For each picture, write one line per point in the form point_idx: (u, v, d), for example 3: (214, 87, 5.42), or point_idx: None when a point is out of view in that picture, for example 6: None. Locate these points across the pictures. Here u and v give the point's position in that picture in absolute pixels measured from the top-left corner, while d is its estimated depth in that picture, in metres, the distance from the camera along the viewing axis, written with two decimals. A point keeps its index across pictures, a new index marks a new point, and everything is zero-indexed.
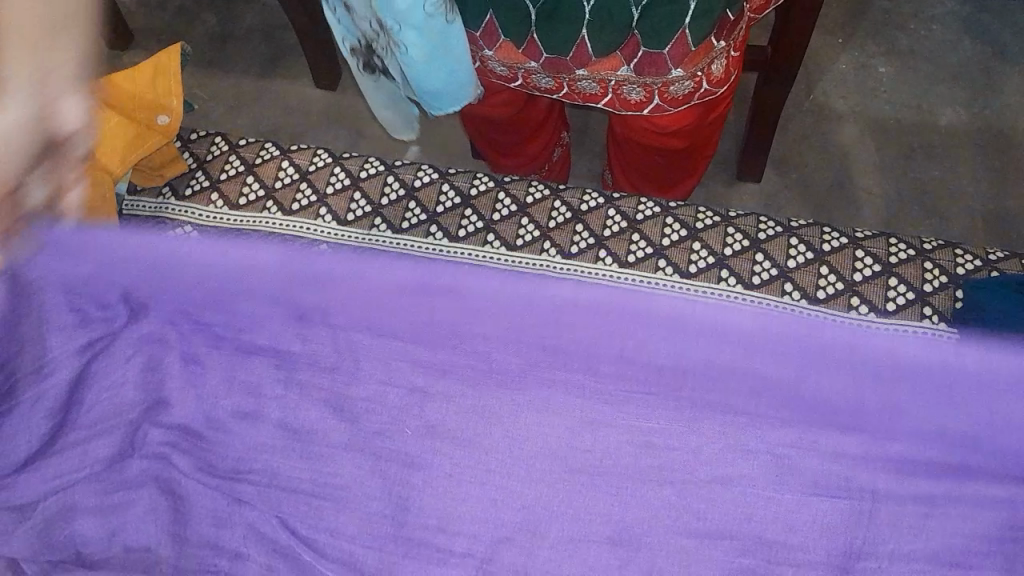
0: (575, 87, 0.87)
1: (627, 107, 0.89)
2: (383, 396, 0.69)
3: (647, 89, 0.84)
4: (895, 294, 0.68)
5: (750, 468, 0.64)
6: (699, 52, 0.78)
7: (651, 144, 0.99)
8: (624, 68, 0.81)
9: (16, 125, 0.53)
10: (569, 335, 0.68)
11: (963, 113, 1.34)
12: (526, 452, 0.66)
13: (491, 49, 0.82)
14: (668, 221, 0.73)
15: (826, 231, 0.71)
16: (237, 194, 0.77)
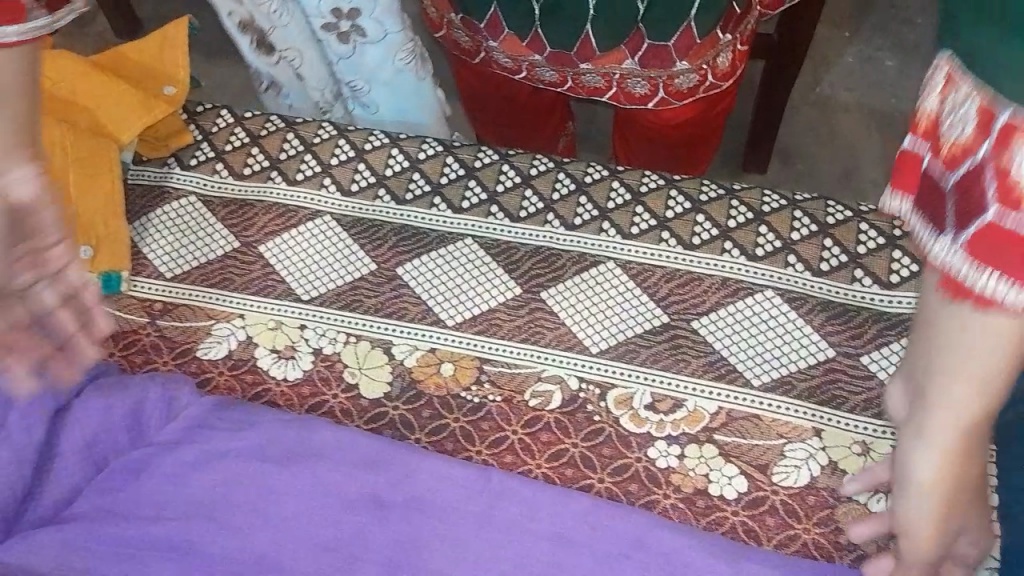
0: (579, 81, 0.85)
1: (632, 101, 0.87)
2: (385, 361, 0.67)
3: (652, 82, 0.83)
4: (899, 266, 0.67)
5: (761, 435, 0.62)
6: (704, 45, 0.79)
7: (653, 133, 0.99)
8: (629, 62, 0.80)
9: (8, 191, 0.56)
10: (573, 306, 0.68)
11: None
12: (531, 419, 0.64)
13: (495, 39, 0.82)
14: (672, 194, 0.73)
15: (831, 205, 0.71)
16: (242, 165, 0.78)
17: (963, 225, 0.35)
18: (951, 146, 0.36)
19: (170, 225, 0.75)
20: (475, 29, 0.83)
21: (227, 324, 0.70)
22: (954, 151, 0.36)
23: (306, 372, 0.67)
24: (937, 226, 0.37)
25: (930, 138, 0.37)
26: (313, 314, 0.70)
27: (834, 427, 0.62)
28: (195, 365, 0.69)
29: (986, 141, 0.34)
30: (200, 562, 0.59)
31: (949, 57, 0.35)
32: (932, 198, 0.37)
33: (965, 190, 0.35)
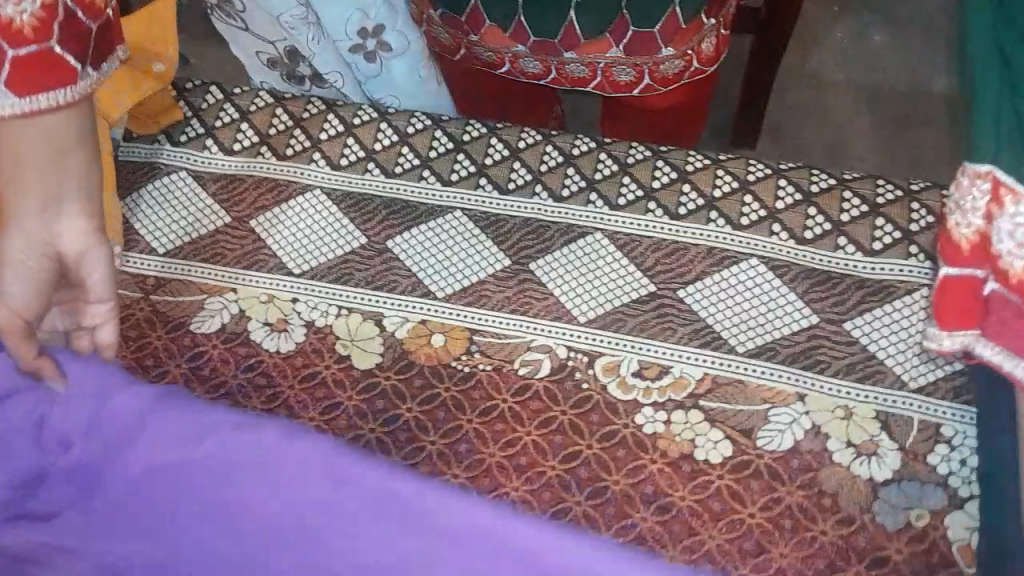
0: (563, 71, 0.86)
1: (617, 89, 0.88)
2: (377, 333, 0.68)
3: (637, 70, 0.83)
4: (882, 234, 0.68)
5: (747, 401, 0.63)
6: (689, 30, 0.79)
7: (640, 107, 0.98)
8: (614, 50, 0.80)
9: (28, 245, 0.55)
10: (564, 278, 0.69)
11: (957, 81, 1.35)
12: (521, 387, 0.65)
13: (477, 33, 0.83)
14: (658, 165, 0.73)
15: (814, 173, 0.72)
16: (232, 140, 0.78)
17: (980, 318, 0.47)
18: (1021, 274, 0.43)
19: (161, 199, 0.76)
20: (458, 24, 0.83)
21: (219, 298, 0.71)
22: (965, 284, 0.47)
23: (297, 343, 0.68)
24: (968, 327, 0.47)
25: (955, 253, 0.46)
26: (303, 287, 0.70)
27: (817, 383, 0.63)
28: (186, 339, 0.69)
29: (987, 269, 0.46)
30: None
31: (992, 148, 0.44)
32: (1003, 324, 0.45)
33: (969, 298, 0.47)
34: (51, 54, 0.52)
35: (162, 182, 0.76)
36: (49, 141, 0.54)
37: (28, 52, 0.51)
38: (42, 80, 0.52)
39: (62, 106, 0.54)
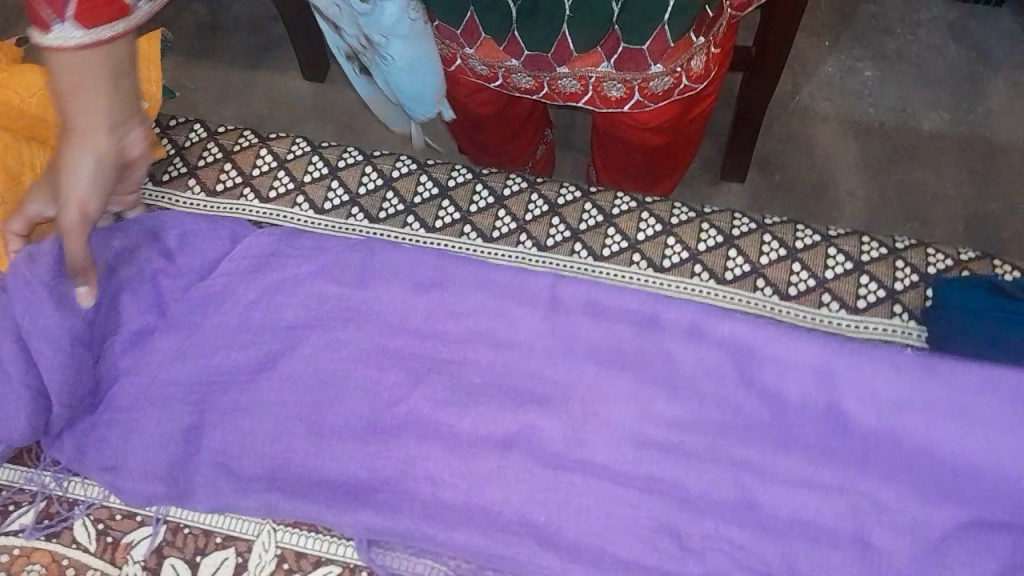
0: (555, 86, 0.86)
1: (608, 104, 0.89)
2: (356, 384, 0.67)
3: (628, 86, 0.84)
4: (866, 291, 0.68)
5: (735, 464, 0.62)
6: (677, 49, 0.78)
7: (629, 140, 0.99)
8: (605, 65, 0.81)
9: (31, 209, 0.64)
10: (548, 329, 0.67)
11: (945, 116, 1.36)
12: (504, 446, 0.64)
13: (471, 45, 0.82)
14: (644, 216, 0.73)
15: (800, 228, 0.71)
16: (215, 181, 0.77)
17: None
18: None
19: None
20: (451, 35, 0.83)
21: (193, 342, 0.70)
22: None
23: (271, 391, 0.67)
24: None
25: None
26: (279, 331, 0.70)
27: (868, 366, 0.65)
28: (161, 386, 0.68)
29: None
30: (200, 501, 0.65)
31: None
32: None
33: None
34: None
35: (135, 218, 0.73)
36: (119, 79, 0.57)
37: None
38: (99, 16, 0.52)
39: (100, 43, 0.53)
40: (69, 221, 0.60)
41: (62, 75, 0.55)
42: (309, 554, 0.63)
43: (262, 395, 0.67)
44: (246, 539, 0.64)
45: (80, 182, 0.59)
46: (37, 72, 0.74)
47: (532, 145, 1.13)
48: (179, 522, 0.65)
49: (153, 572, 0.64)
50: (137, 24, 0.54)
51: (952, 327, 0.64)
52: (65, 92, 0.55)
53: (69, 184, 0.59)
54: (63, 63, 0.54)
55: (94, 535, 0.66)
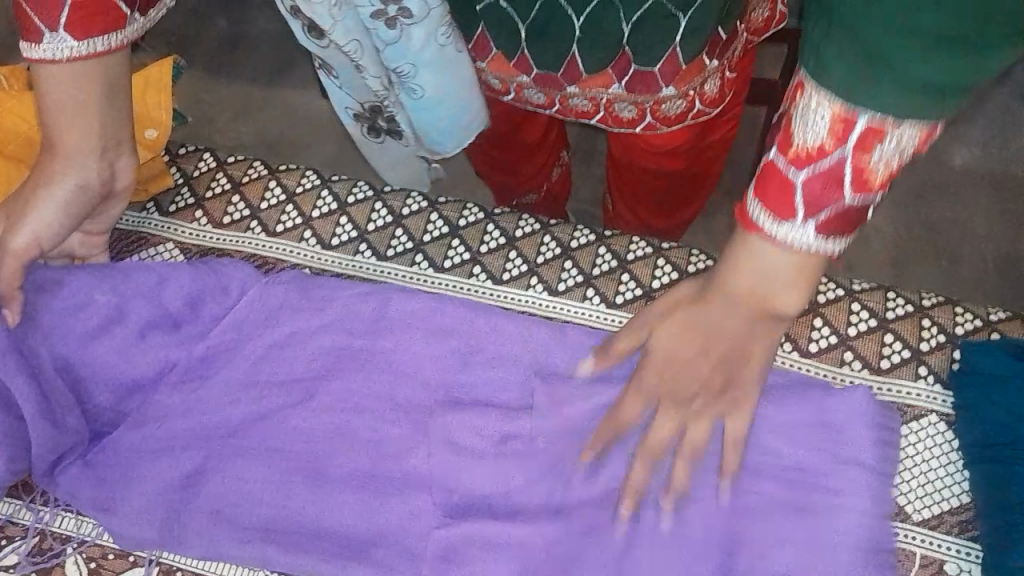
0: (566, 104, 0.84)
1: (620, 124, 0.86)
2: (355, 431, 0.65)
3: (640, 108, 0.82)
4: (890, 351, 0.65)
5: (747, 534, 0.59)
6: (689, 71, 0.76)
7: (646, 167, 0.96)
8: (615, 86, 0.79)
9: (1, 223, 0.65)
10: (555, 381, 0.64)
11: (977, 153, 1.32)
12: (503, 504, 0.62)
13: (482, 58, 0.80)
14: (659, 263, 0.70)
15: (822, 282, 0.69)
16: (221, 213, 0.76)
17: (818, 212, 0.48)
18: (806, 150, 0.46)
19: None
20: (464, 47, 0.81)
21: None
22: (830, 198, 0.47)
23: None
24: (779, 219, 0.49)
25: (781, 148, 0.48)
26: None
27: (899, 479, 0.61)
28: None
29: (845, 147, 0.45)
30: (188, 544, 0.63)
31: (805, 79, 0.45)
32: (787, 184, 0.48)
33: (820, 183, 0.47)
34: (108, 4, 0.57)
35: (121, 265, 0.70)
36: (112, 98, 0.63)
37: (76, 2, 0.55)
38: (94, 28, 0.57)
39: (109, 49, 0.59)
40: (19, 247, 0.64)
41: (52, 94, 0.60)
42: None
43: (262, 437, 0.65)
44: None
45: (43, 209, 0.64)
46: None
47: (548, 166, 1.10)
48: (171, 564, 0.64)
49: None
50: (131, 40, 0.60)
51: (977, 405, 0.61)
52: (60, 108, 0.61)
53: (33, 198, 0.64)
54: (52, 78, 0.59)
55: (85, 574, 0.64)
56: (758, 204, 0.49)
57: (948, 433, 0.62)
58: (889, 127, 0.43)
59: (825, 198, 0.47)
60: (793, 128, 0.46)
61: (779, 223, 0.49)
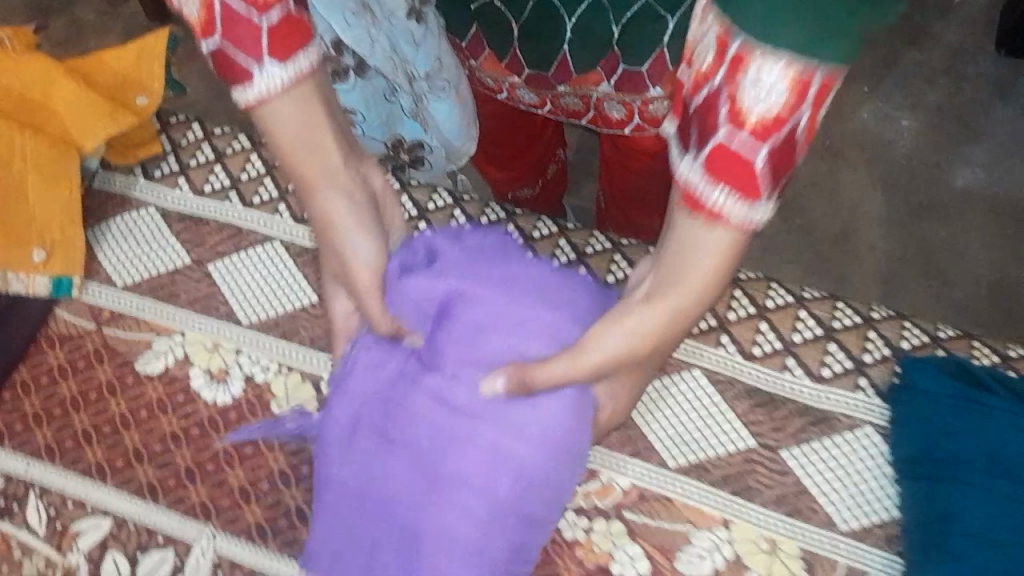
0: (558, 103, 0.82)
1: (609, 124, 0.84)
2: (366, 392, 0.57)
3: (628, 107, 0.78)
4: (833, 360, 0.66)
5: (671, 538, 0.61)
6: None
7: (633, 166, 0.96)
8: (605, 84, 0.76)
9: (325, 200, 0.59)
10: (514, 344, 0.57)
11: (984, 173, 1.31)
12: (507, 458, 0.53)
13: (475, 58, 0.80)
14: (616, 259, 0.72)
15: (773, 287, 0.70)
16: (202, 181, 0.79)
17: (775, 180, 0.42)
18: (758, 122, 0.40)
19: (126, 234, 0.78)
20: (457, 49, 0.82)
21: (166, 339, 0.73)
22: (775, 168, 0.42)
23: (234, 398, 0.70)
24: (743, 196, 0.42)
25: (731, 126, 0.41)
26: (248, 338, 0.72)
27: (821, 488, 0.62)
28: (130, 377, 0.72)
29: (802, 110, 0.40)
30: (180, 518, 0.66)
31: (746, 52, 0.39)
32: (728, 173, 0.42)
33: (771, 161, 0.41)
34: (290, 19, 0.52)
35: (135, 249, 0.77)
36: (308, 127, 0.56)
37: (276, 17, 0.51)
38: (290, 47, 0.52)
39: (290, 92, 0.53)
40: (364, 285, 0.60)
41: (277, 135, 0.56)
42: (244, 564, 0.64)
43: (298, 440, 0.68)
44: (187, 542, 0.65)
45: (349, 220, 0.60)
46: (38, 62, 0.77)
47: (546, 159, 1.11)
48: (125, 516, 0.67)
49: (95, 563, 0.65)
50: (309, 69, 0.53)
51: (968, 429, 0.60)
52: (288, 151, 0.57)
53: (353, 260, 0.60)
54: (271, 121, 0.55)
55: (44, 519, 0.67)
56: (713, 185, 0.43)
57: (882, 444, 0.63)
58: (818, 76, 0.38)
59: (782, 162, 0.42)
60: (740, 102, 0.40)
61: (745, 203, 0.42)
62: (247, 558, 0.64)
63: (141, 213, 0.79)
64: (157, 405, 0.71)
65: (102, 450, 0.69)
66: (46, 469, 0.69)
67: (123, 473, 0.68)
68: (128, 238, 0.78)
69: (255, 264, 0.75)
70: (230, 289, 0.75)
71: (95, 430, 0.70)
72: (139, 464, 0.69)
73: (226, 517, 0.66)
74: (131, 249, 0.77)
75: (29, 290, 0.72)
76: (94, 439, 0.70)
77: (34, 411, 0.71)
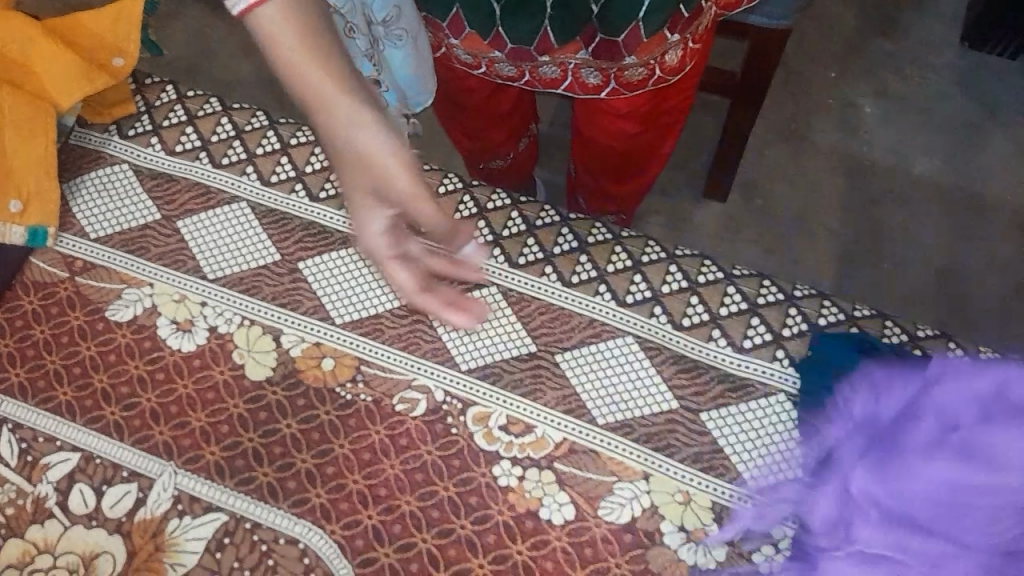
0: (536, 73, 0.87)
1: (586, 90, 0.88)
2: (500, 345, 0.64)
3: (604, 73, 0.84)
4: (754, 333, 0.72)
5: (596, 487, 0.67)
6: (652, 42, 0.78)
7: (598, 141, 1.00)
8: (583, 52, 0.81)
9: (355, 131, 0.56)
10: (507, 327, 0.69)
11: (939, 162, 1.37)
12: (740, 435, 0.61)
13: (456, 37, 0.83)
14: (563, 232, 0.77)
15: (706, 264, 0.75)
16: (175, 142, 0.83)
17: None
18: None
19: (100, 189, 0.82)
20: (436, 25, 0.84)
21: (136, 289, 0.77)
22: None
23: (199, 346, 0.75)
24: None
25: None
26: (214, 293, 0.77)
27: (734, 449, 0.68)
28: (101, 324, 0.76)
29: None
30: (145, 454, 0.71)
31: None
32: None
33: None
34: None
35: (108, 203, 0.81)
36: (308, 41, 0.54)
37: None
38: None
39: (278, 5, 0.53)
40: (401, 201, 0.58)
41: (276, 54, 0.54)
42: (202, 499, 0.69)
43: (257, 388, 0.73)
44: (150, 477, 0.70)
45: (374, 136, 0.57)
46: (19, 19, 0.80)
47: (517, 134, 1.14)
48: (93, 452, 0.71)
49: (63, 494, 0.70)
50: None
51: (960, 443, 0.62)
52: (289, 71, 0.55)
53: (374, 157, 0.57)
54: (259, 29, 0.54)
55: (16, 453, 0.72)
56: None
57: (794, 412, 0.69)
58: None
59: None
60: None
61: None
62: (205, 494, 0.69)
63: (115, 169, 0.83)
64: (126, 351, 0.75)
65: (72, 390, 0.74)
66: (20, 405, 0.74)
67: (92, 413, 0.73)
68: (101, 193, 0.82)
69: (222, 223, 0.80)
70: (199, 246, 0.79)
71: (66, 371, 0.75)
72: (108, 404, 0.73)
73: (187, 456, 0.71)
74: (104, 203, 0.81)
75: (4, 238, 0.77)
76: (65, 380, 0.74)
77: (8, 351, 0.76)
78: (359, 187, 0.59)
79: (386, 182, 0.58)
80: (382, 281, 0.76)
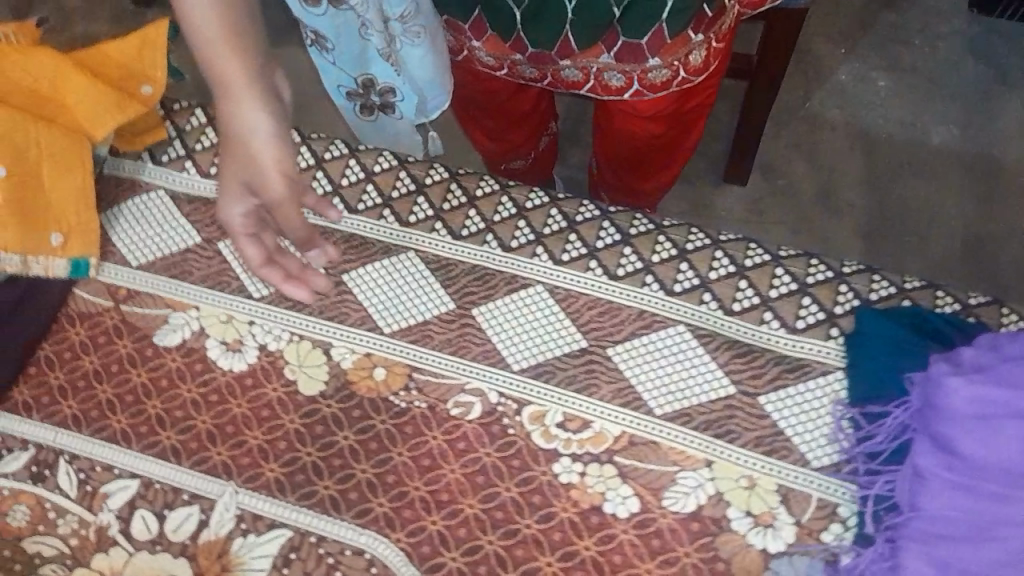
0: (558, 75, 0.87)
1: (608, 94, 0.89)
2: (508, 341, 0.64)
3: (627, 75, 0.84)
4: (806, 313, 0.72)
5: (660, 476, 0.67)
6: (675, 44, 0.78)
7: (625, 138, 1.01)
8: (605, 57, 0.81)
9: (248, 122, 0.61)
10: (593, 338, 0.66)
11: (957, 132, 1.37)
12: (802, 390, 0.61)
13: (478, 38, 0.84)
14: (605, 226, 0.77)
15: (752, 248, 0.75)
16: (208, 164, 0.84)
17: None
18: None
19: (137, 216, 0.82)
20: (458, 28, 0.85)
21: (181, 314, 0.77)
22: None
23: (250, 364, 0.75)
24: None
25: None
26: (259, 311, 0.77)
27: (797, 430, 0.68)
28: (149, 349, 0.76)
29: None
30: (204, 476, 0.71)
31: None
32: None
33: None
34: None
35: (147, 230, 0.81)
36: (237, 30, 0.59)
37: None
38: None
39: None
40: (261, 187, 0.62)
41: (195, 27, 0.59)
42: (264, 517, 0.69)
43: (312, 403, 0.73)
44: (210, 498, 0.70)
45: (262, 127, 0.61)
46: (45, 54, 0.80)
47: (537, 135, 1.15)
48: (151, 477, 0.71)
49: (125, 521, 0.70)
50: None
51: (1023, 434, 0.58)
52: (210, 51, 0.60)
53: (251, 141, 0.61)
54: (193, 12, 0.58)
55: (75, 483, 0.72)
56: None
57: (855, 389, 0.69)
58: None
59: None
60: None
61: None
62: (268, 511, 0.70)
63: (151, 197, 0.83)
64: (176, 375, 0.75)
65: (126, 418, 0.74)
66: (74, 436, 0.74)
67: (147, 438, 0.73)
68: (139, 221, 0.82)
69: None
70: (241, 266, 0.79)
71: (118, 399, 0.75)
72: (163, 429, 0.73)
73: (246, 475, 0.71)
74: (143, 230, 0.81)
75: (49, 272, 0.76)
76: (118, 408, 0.74)
77: (59, 384, 0.76)
78: (232, 163, 0.63)
79: (257, 170, 0.62)
80: (429, 288, 0.76)
